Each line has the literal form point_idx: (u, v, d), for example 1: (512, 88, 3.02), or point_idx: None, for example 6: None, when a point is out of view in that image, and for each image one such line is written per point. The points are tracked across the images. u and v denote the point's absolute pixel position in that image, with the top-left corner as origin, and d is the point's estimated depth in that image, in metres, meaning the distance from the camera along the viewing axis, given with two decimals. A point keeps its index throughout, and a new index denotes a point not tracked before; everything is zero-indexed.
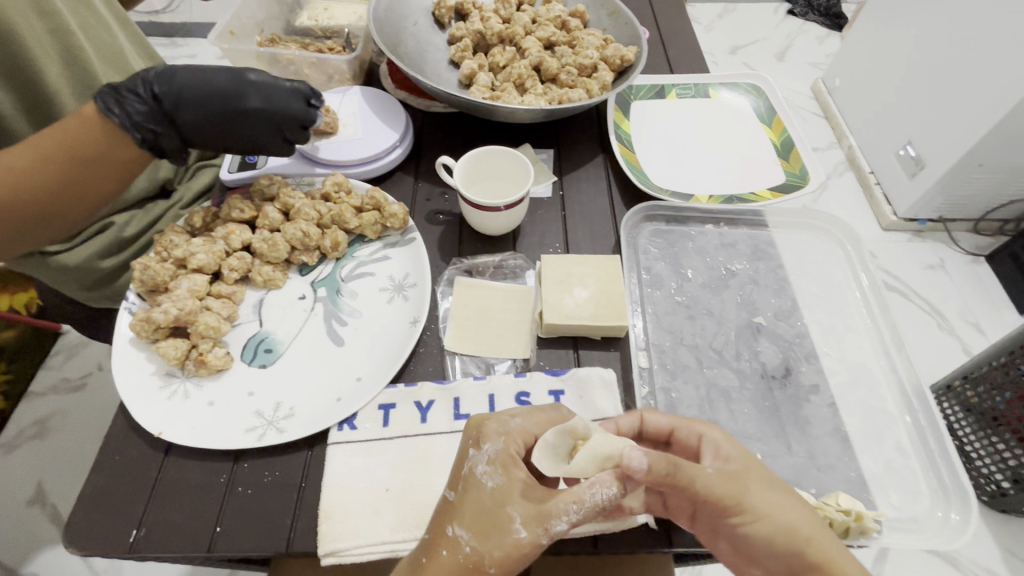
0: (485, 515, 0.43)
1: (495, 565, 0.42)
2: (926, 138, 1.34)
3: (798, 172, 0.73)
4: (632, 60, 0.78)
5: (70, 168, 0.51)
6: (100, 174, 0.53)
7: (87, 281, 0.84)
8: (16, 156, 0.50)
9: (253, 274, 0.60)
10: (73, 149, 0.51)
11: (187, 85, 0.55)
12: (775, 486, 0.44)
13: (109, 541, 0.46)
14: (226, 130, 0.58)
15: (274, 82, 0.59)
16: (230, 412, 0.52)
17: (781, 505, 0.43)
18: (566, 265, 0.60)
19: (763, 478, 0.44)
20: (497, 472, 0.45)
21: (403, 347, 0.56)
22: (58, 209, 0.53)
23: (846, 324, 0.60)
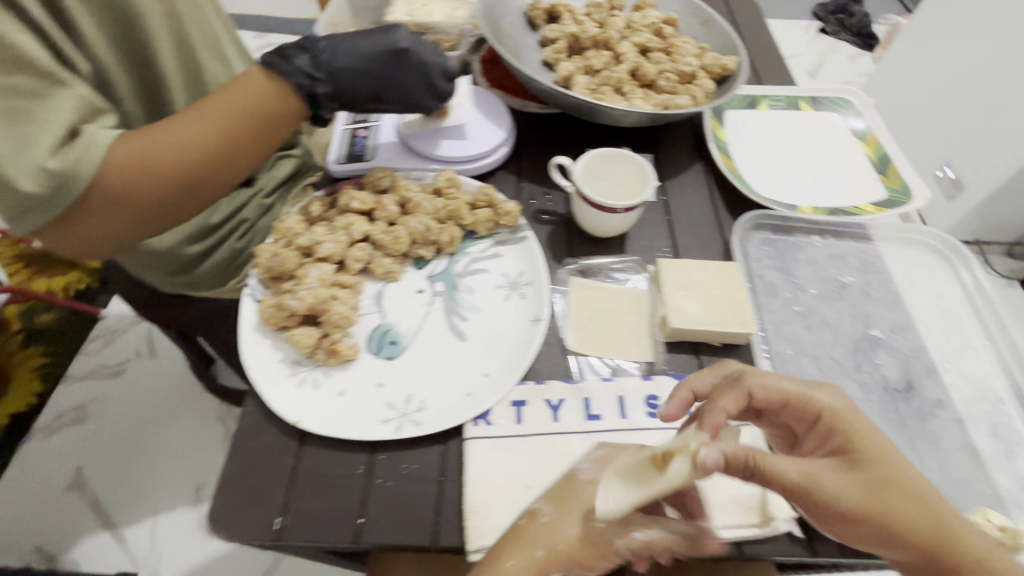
0: (564, 490, 0.46)
1: (563, 543, 0.44)
2: None
3: (899, 188, 0.73)
4: (733, 69, 0.79)
5: (232, 128, 0.56)
6: (253, 140, 0.58)
7: (173, 267, 0.83)
8: (184, 119, 0.55)
9: (374, 266, 0.60)
10: (236, 111, 0.56)
11: (344, 42, 0.62)
12: (891, 475, 0.42)
13: (253, 527, 0.46)
14: (381, 76, 0.63)
15: (416, 39, 0.66)
16: (361, 402, 0.52)
17: (889, 500, 0.41)
18: (686, 270, 0.60)
19: (873, 466, 0.43)
20: (599, 469, 0.47)
21: (529, 345, 0.56)
22: (210, 174, 0.57)
23: (963, 340, 0.60)
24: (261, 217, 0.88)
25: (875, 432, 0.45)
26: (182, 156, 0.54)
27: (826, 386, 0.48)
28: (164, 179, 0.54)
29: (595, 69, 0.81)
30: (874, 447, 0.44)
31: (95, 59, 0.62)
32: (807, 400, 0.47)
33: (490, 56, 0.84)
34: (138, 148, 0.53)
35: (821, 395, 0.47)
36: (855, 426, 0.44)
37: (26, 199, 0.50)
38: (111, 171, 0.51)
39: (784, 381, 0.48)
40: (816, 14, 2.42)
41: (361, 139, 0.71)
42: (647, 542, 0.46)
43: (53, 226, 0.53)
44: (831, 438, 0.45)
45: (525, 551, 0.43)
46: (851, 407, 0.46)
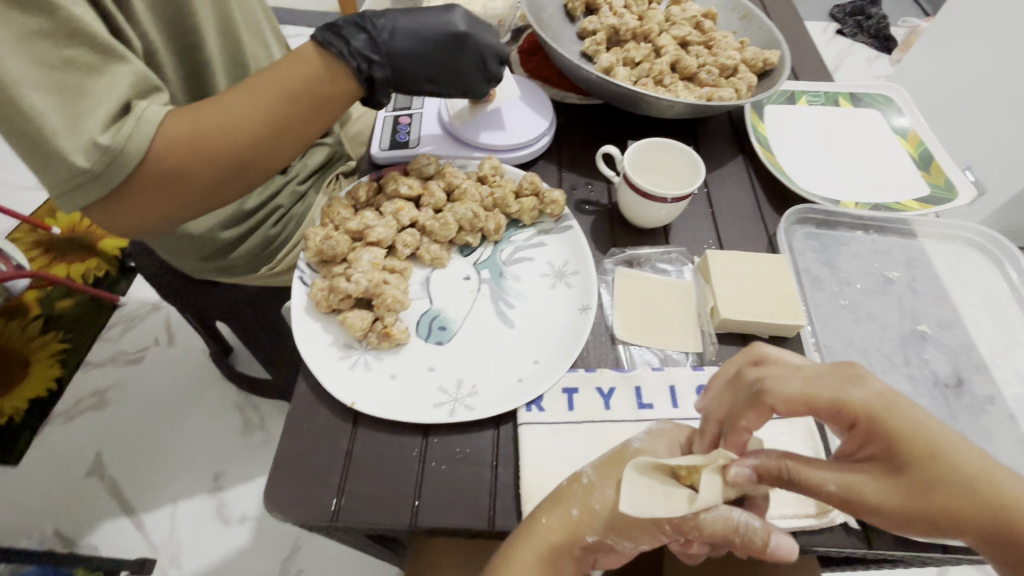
0: (616, 458, 0.46)
1: (602, 505, 0.44)
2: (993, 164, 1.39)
3: (943, 185, 0.73)
4: (775, 63, 0.79)
5: (282, 111, 0.55)
6: (301, 122, 0.57)
7: (208, 252, 0.83)
8: (235, 98, 0.54)
9: (423, 252, 0.60)
10: (287, 92, 0.55)
11: (402, 20, 0.61)
12: (939, 471, 0.37)
13: (310, 507, 0.46)
14: (437, 58, 0.63)
15: (471, 18, 0.65)
16: (413, 387, 0.52)
17: (943, 498, 0.37)
18: (734, 261, 0.59)
19: (920, 468, 0.38)
20: (656, 441, 0.47)
21: (579, 333, 0.56)
22: (259, 156, 0.57)
23: (1012, 337, 0.60)
24: (295, 204, 0.88)
25: (920, 424, 0.38)
26: (233, 137, 0.54)
27: (859, 374, 0.40)
28: (215, 159, 0.54)
29: (635, 61, 0.80)
30: (919, 444, 0.38)
31: (147, 39, 0.62)
32: (841, 403, 0.40)
33: (529, 46, 0.84)
34: (190, 127, 0.52)
35: (855, 393, 0.40)
36: (899, 423, 0.38)
37: (77, 174, 0.49)
38: (163, 149, 0.51)
39: (809, 385, 0.41)
40: (834, 15, 2.40)
41: (404, 127, 0.71)
42: (700, 522, 0.40)
43: (104, 203, 0.53)
44: (871, 440, 0.39)
45: (561, 510, 0.44)
46: (889, 400, 0.39)
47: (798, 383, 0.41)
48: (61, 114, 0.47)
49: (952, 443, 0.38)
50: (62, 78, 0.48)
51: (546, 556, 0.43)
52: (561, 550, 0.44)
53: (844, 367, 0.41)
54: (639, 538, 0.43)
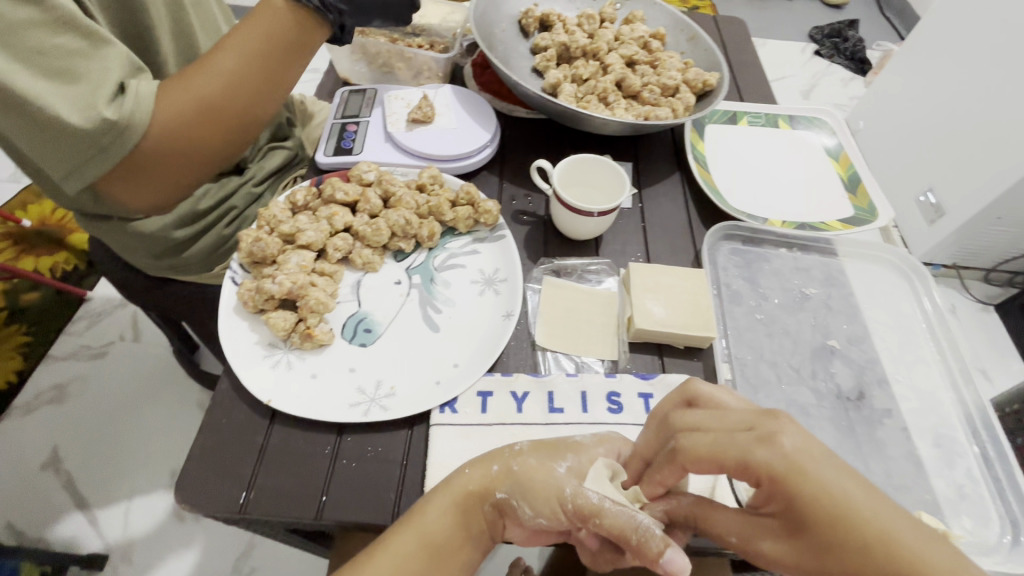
0: (552, 442, 0.49)
1: (520, 467, 0.47)
2: (951, 188, 1.45)
3: (866, 207, 0.76)
4: (714, 85, 0.82)
5: (267, 65, 0.59)
6: (283, 68, 0.61)
7: (158, 250, 0.82)
8: (223, 59, 0.57)
9: (354, 256, 0.62)
10: (271, 49, 0.59)
11: None
12: (842, 536, 0.37)
13: (220, 500, 0.47)
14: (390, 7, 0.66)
15: None
16: (331, 387, 0.54)
17: (843, 561, 0.37)
18: (654, 274, 0.62)
19: (819, 531, 0.38)
20: (598, 445, 0.50)
21: (501, 338, 0.58)
22: (255, 111, 0.62)
23: (916, 354, 0.63)
24: (250, 205, 0.88)
25: (824, 488, 0.38)
26: (231, 99, 0.58)
27: (771, 433, 0.40)
28: (218, 122, 0.59)
29: (582, 78, 0.83)
30: (820, 511, 0.37)
31: None
32: (745, 464, 0.40)
33: (482, 60, 0.86)
34: (189, 98, 0.56)
35: (759, 453, 0.39)
36: (798, 488, 0.38)
37: (89, 151, 0.53)
38: (169, 123, 0.56)
39: (717, 445, 0.41)
40: (813, 36, 2.47)
41: (349, 134, 0.73)
42: (598, 508, 0.44)
43: (120, 178, 0.58)
44: (774, 499, 0.40)
45: (483, 464, 0.48)
46: (794, 463, 0.39)
47: (708, 442, 0.42)
48: (64, 97, 0.51)
49: (859, 506, 0.37)
50: (54, 65, 0.50)
51: (457, 502, 0.46)
52: (468, 508, 0.46)
53: (761, 424, 0.41)
54: (541, 508, 0.46)
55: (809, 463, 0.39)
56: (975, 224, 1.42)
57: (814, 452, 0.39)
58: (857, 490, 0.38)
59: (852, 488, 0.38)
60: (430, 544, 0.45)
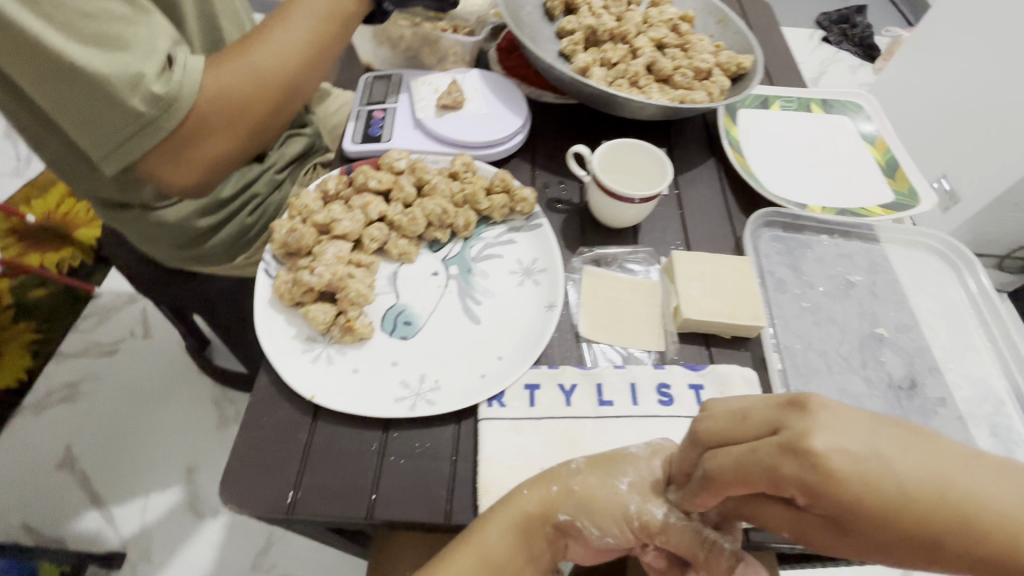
0: (609, 456, 0.47)
1: (581, 489, 0.45)
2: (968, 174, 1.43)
3: (906, 192, 0.74)
4: (748, 68, 0.80)
5: (315, 39, 0.64)
6: (328, 44, 0.66)
7: (181, 240, 0.80)
8: (274, 33, 0.62)
9: (390, 247, 0.60)
10: (320, 20, 0.64)
11: None
12: (892, 527, 0.31)
13: (267, 499, 0.46)
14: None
15: None
16: (374, 381, 0.52)
17: (907, 544, 0.31)
18: (699, 262, 0.60)
19: (874, 525, 0.31)
20: (654, 455, 0.47)
21: (544, 330, 0.56)
22: (301, 85, 0.65)
23: (966, 342, 0.61)
24: (272, 193, 0.85)
25: (864, 481, 0.31)
26: (283, 62, 0.62)
27: (799, 435, 0.32)
28: (271, 88, 0.61)
29: (611, 62, 0.81)
30: (867, 505, 0.31)
31: None
32: (775, 480, 0.33)
33: (507, 44, 0.84)
34: (245, 64, 0.59)
35: (787, 465, 0.32)
36: (841, 492, 0.31)
37: (143, 119, 0.54)
38: (228, 92, 0.58)
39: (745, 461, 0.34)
40: (820, 22, 2.44)
41: (377, 121, 0.71)
42: (663, 525, 0.43)
43: (173, 151, 0.58)
44: (814, 504, 0.32)
45: (542, 485, 0.46)
46: (828, 467, 0.31)
47: (731, 462, 0.35)
48: (119, 66, 0.51)
49: (913, 484, 0.31)
50: (105, 34, 0.51)
51: (516, 525, 0.44)
52: (530, 530, 0.45)
53: (787, 423, 0.34)
54: (608, 526, 0.45)
55: (846, 458, 0.31)
56: (993, 211, 1.40)
57: (849, 442, 0.31)
58: (907, 462, 0.31)
59: (895, 460, 0.31)
60: (490, 564, 0.44)
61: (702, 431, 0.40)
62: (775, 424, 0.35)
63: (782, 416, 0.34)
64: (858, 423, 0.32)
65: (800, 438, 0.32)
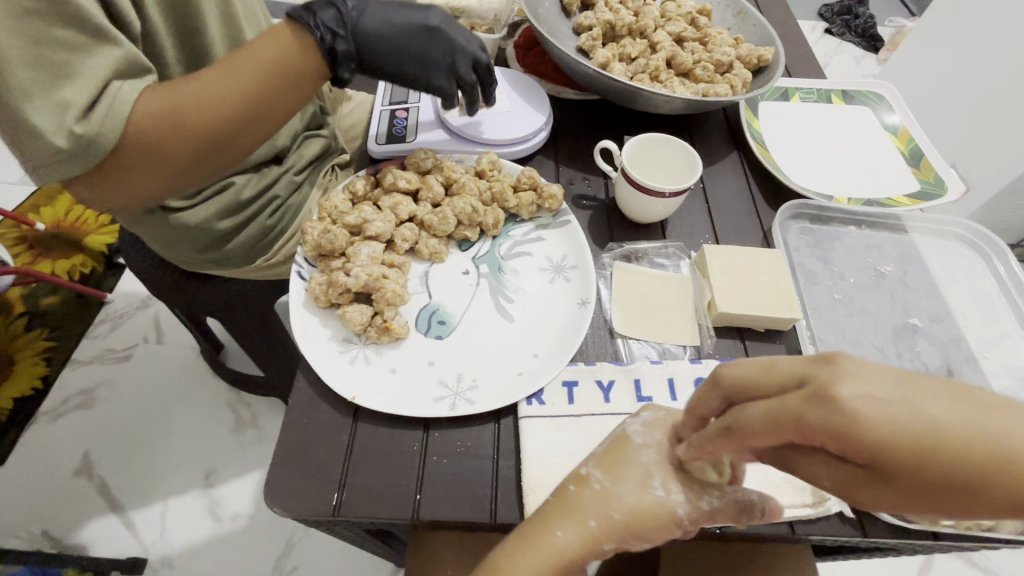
0: (617, 454, 0.45)
1: (621, 512, 0.42)
2: (979, 162, 1.42)
3: (932, 181, 0.74)
4: (769, 60, 0.79)
5: (255, 91, 0.53)
6: (272, 98, 0.54)
7: (202, 243, 0.79)
8: (210, 76, 0.52)
9: (421, 246, 0.59)
10: (265, 71, 0.53)
11: (379, 20, 0.60)
12: (930, 468, 0.28)
13: (312, 501, 0.45)
14: (403, 45, 0.61)
15: (454, 26, 0.65)
16: (413, 381, 0.52)
17: (949, 493, 0.28)
18: (731, 256, 0.60)
19: (913, 470, 0.28)
20: (654, 433, 0.46)
21: (579, 327, 0.56)
22: (236, 135, 0.54)
23: (1000, 329, 0.61)
24: (291, 195, 0.85)
25: (893, 424, 0.28)
26: (208, 110, 0.51)
27: (824, 384, 0.30)
28: (189, 137, 0.52)
29: (630, 57, 0.81)
30: (902, 444, 0.28)
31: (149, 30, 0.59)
32: (802, 430, 0.30)
33: (525, 41, 0.84)
34: (162, 107, 0.51)
35: (814, 415, 0.30)
36: (876, 438, 0.28)
37: (56, 154, 0.48)
38: (141, 135, 0.50)
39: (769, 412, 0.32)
40: (822, 13, 2.43)
41: (401, 121, 0.71)
42: (708, 513, 0.43)
43: (90, 180, 0.52)
44: (849, 454, 0.29)
45: (577, 522, 0.42)
46: (855, 412, 0.28)
47: (758, 415, 0.32)
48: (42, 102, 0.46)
49: (952, 430, 0.28)
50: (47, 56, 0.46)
51: (559, 570, 0.41)
52: (580, 562, 0.42)
53: (812, 374, 0.31)
54: (656, 536, 0.43)
55: (876, 405, 0.29)
56: (1003, 199, 1.38)
57: (880, 390, 0.29)
58: (942, 406, 0.28)
59: (934, 407, 0.28)
60: None
61: (726, 377, 0.37)
62: (803, 377, 0.32)
63: (808, 370, 0.31)
64: (883, 371, 0.29)
65: (822, 387, 0.29)
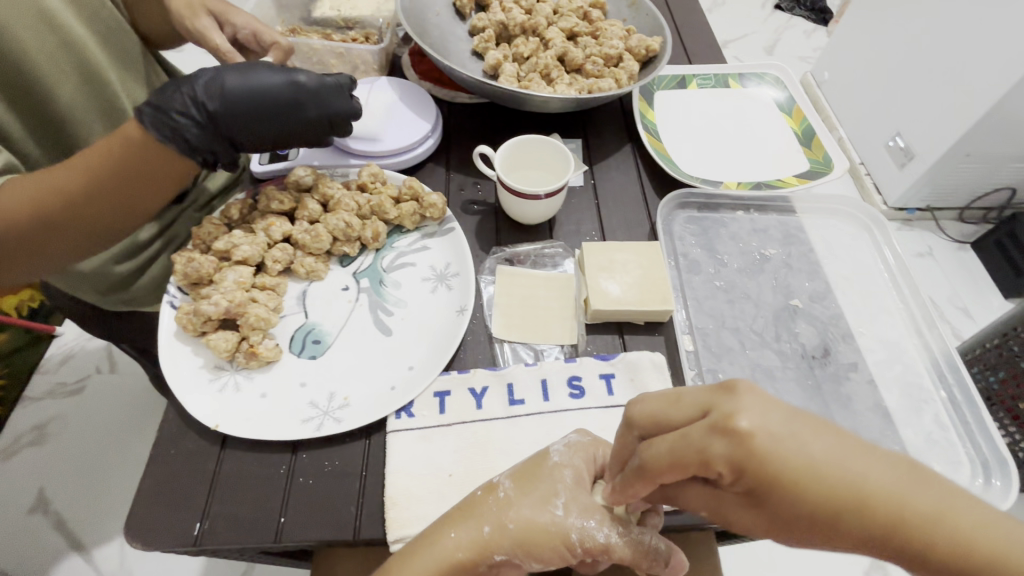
0: (532, 471, 0.46)
1: (516, 523, 0.43)
2: (916, 129, 1.37)
3: (821, 159, 0.75)
4: (657, 50, 0.79)
5: (116, 190, 0.51)
6: (135, 195, 0.52)
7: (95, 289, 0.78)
8: (68, 176, 0.49)
9: (296, 266, 0.59)
10: (124, 172, 0.50)
11: (240, 106, 0.54)
12: (810, 501, 0.32)
13: (173, 532, 0.46)
14: (283, 131, 0.59)
15: (323, 79, 0.59)
16: (283, 404, 0.52)
17: (819, 524, 0.32)
18: (609, 252, 0.60)
19: (792, 501, 0.32)
20: (574, 456, 0.46)
21: (454, 335, 0.56)
22: (106, 224, 0.53)
23: (879, 305, 0.63)
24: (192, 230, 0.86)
25: (784, 460, 0.31)
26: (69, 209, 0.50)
27: (726, 415, 0.32)
28: (59, 244, 0.52)
29: (522, 57, 0.80)
30: (787, 477, 0.31)
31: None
32: (704, 462, 0.32)
33: (418, 48, 0.83)
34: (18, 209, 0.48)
35: (717, 447, 0.32)
36: (762, 468, 0.31)
37: None
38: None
39: (675, 446, 0.33)
40: None
41: None
42: (606, 545, 0.43)
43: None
44: (736, 481, 0.32)
45: (472, 525, 0.43)
46: (752, 445, 0.31)
47: (666, 449, 0.34)
48: None
49: (829, 469, 0.32)
50: None
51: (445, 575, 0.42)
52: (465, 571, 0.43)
53: (715, 405, 0.33)
54: (547, 557, 0.43)
55: (770, 439, 0.31)
56: (944, 165, 1.34)
57: (773, 425, 0.32)
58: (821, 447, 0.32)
59: (814, 448, 0.32)
60: None
61: (637, 417, 0.38)
62: (707, 406, 0.34)
63: (712, 399, 0.33)
64: (776, 406, 0.33)
65: (726, 418, 0.32)
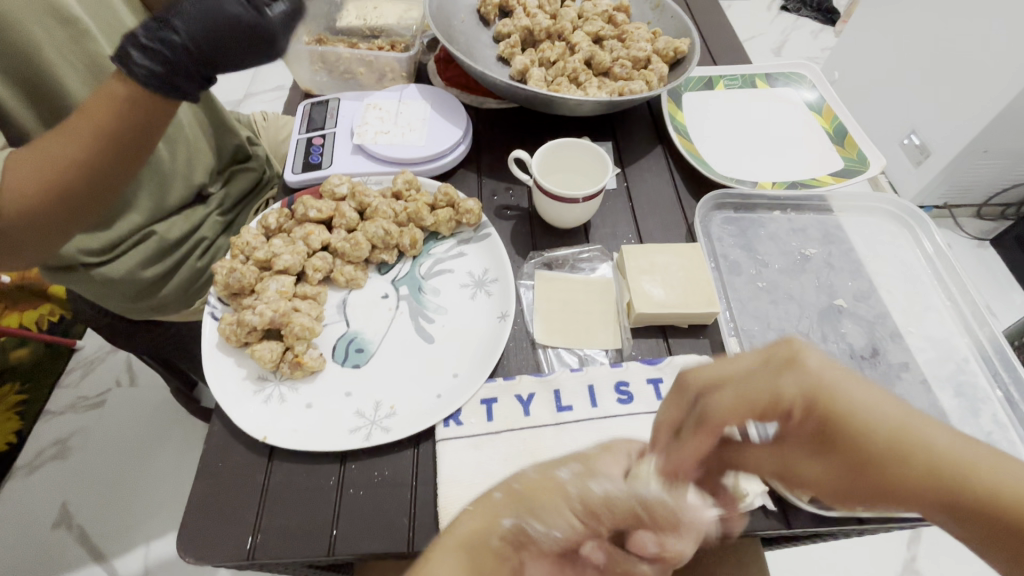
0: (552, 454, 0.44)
1: (522, 482, 0.42)
2: (933, 126, 1.35)
3: (856, 157, 0.74)
4: (685, 52, 0.79)
5: (113, 154, 0.50)
6: (130, 150, 0.50)
7: (127, 294, 0.74)
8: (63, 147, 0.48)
9: (336, 274, 0.59)
10: (113, 131, 0.48)
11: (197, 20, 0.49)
12: (866, 442, 0.38)
13: (223, 546, 0.45)
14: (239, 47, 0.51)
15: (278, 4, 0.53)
16: (329, 414, 0.51)
17: (870, 468, 0.39)
18: (649, 254, 0.60)
19: (854, 439, 0.38)
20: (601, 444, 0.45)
21: (497, 342, 0.56)
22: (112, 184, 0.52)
23: (926, 303, 0.61)
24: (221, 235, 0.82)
25: (846, 400, 0.39)
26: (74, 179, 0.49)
27: (793, 360, 0.40)
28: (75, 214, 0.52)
29: (549, 61, 0.80)
30: (850, 418, 0.38)
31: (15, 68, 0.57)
32: (776, 396, 0.39)
33: (444, 54, 0.83)
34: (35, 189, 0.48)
35: (788, 384, 0.39)
36: (830, 399, 0.39)
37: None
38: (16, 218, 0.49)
39: (743, 389, 0.40)
40: None
41: (317, 148, 0.70)
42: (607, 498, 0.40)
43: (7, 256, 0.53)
44: (808, 418, 0.40)
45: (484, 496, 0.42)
46: (818, 380, 0.39)
47: (730, 399, 0.40)
48: None
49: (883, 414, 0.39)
50: None
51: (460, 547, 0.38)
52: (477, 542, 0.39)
53: (776, 355, 0.41)
54: (553, 519, 0.39)
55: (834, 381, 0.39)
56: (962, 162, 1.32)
57: (836, 370, 0.40)
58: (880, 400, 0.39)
59: (867, 398, 0.39)
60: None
61: (694, 379, 0.42)
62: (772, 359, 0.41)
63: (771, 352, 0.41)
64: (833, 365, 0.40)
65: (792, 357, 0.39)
